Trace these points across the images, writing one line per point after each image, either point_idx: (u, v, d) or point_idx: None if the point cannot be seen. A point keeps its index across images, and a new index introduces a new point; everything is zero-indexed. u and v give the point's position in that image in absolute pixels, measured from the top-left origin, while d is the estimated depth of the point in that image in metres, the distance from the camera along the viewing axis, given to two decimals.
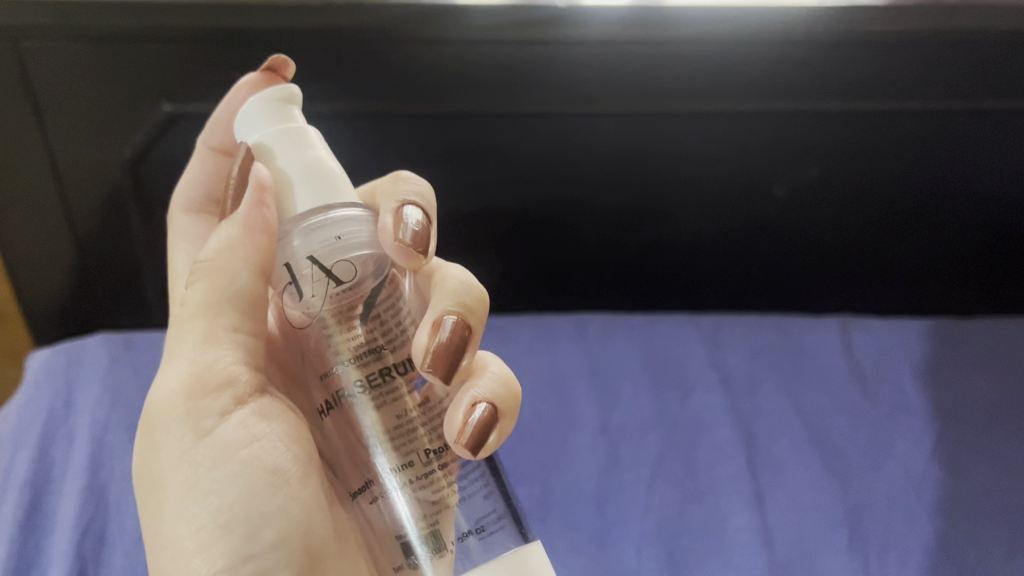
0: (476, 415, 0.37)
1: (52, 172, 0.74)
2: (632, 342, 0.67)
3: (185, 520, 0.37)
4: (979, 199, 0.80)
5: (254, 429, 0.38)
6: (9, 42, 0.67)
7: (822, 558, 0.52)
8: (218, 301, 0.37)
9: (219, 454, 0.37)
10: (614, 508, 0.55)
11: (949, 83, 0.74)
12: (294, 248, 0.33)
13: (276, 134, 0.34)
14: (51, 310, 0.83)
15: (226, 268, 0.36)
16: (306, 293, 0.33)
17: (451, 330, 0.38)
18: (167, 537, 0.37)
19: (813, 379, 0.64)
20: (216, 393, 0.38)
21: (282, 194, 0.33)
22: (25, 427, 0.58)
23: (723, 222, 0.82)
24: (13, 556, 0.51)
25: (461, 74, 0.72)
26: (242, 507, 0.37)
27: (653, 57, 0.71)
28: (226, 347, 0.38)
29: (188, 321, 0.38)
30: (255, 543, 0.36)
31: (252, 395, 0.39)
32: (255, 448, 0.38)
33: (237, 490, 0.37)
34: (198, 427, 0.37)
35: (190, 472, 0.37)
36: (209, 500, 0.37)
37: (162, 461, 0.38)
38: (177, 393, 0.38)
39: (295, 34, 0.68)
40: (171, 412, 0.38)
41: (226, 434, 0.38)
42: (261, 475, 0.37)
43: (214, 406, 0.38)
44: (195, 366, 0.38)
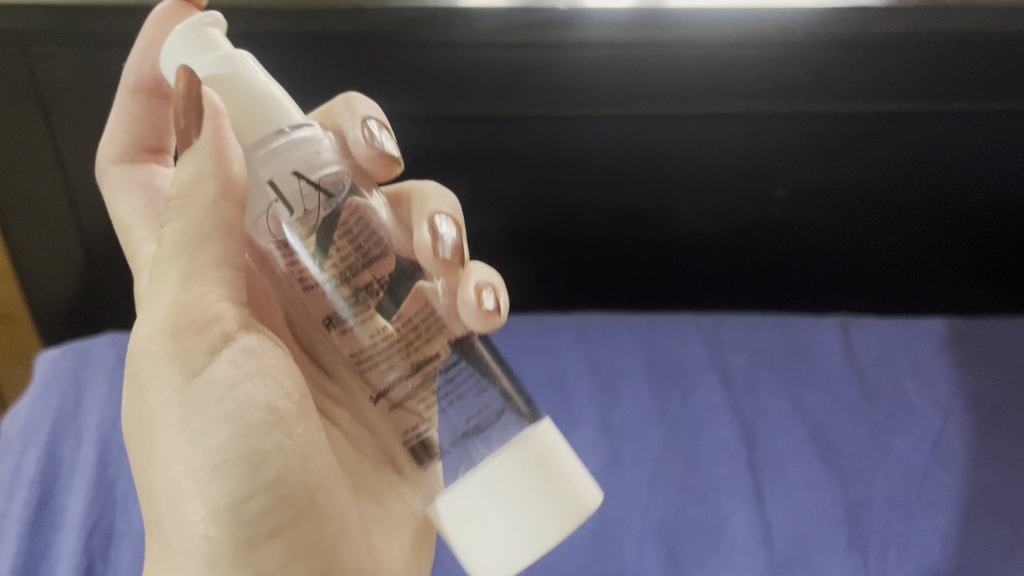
0: (483, 288, 0.43)
1: (60, 174, 0.75)
2: (633, 342, 0.67)
3: (183, 459, 0.38)
4: (979, 196, 0.81)
5: (246, 367, 0.40)
6: (17, 47, 0.68)
7: (820, 554, 0.53)
8: (195, 236, 0.37)
9: (209, 395, 0.39)
10: (615, 507, 0.56)
11: (957, 84, 0.74)
12: (281, 163, 0.35)
13: (228, 58, 0.36)
14: (59, 306, 0.85)
15: (201, 201, 0.36)
16: (300, 205, 0.36)
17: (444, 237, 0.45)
18: (161, 480, 0.39)
19: (814, 379, 0.64)
20: (202, 332, 0.39)
21: (248, 120, 0.35)
22: (35, 425, 0.59)
23: (724, 223, 0.82)
24: (22, 555, 0.51)
25: (464, 76, 0.72)
26: (239, 447, 0.39)
27: (658, 59, 0.71)
28: (209, 282, 0.39)
29: (162, 261, 0.38)
30: (257, 480, 0.39)
31: (239, 331, 0.40)
32: (248, 387, 0.40)
33: (231, 431, 0.39)
34: (189, 367, 0.39)
35: (181, 413, 0.39)
36: (204, 441, 0.39)
37: (151, 406, 0.39)
38: (162, 332, 0.39)
39: (297, 38, 0.69)
40: (158, 354, 0.39)
41: (217, 373, 0.39)
42: (256, 413, 0.40)
43: (201, 344, 0.39)
44: (179, 304, 0.38)
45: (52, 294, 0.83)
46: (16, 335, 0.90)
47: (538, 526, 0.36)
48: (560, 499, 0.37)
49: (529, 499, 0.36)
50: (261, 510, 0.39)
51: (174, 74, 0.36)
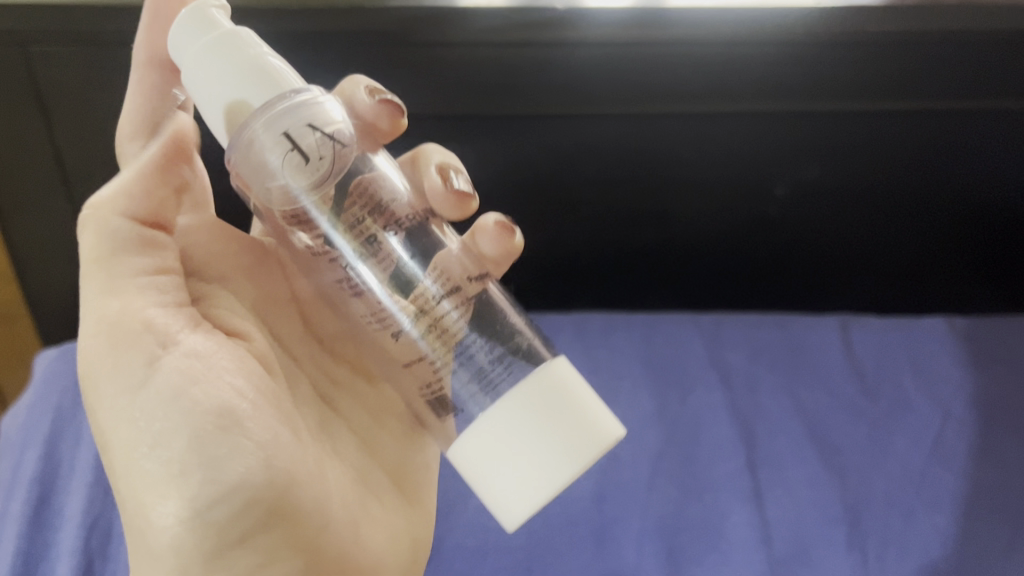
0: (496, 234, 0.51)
1: (59, 174, 0.75)
2: (632, 340, 0.67)
3: (137, 470, 0.39)
4: (979, 195, 0.81)
5: (189, 371, 0.40)
6: (16, 48, 0.68)
7: (819, 552, 0.53)
8: (107, 252, 0.41)
9: (152, 407, 0.39)
10: (614, 506, 0.55)
11: (957, 84, 0.74)
12: (295, 113, 0.37)
13: (237, 33, 0.37)
14: (59, 305, 0.85)
15: (106, 220, 0.41)
16: (316, 153, 0.37)
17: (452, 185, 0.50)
18: (126, 490, 0.40)
19: (813, 377, 0.64)
20: (138, 345, 0.40)
21: (258, 82, 0.36)
22: (35, 424, 0.59)
23: (723, 222, 0.82)
24: (21, 553, 0.51)
25: (465, 75, 0.72)
26: (191, 455, 0.39)
27: (659, 58, 0.71)
28: (133, 292, 0.41)
29: (96, 275, 0.41)
30: (214, 487, 0.39)
31: (181, 331, 0.41)
32: (197, 392, 0.40)
33: (181, 440, 0.39)
34: (130, 382, 0.40)
35: (127, 430, 0.40)
36: (157, 454, 0.39)
37: (105, 419, 0.40)
38: (104, 352, 0.40)
39: (296, 37, 0.69)
40: (103, 370, 0.40)
41: (157, 383, 0.40)
42: (203, 418, 0.40)
43: (138, 359, 0.40)
44: (117, 320, 0.40)
45: (53, 293, 0.84)
46: (15, 334, 0.90)
47: (553, 452, 0.36)
48: (574, 425, 0.36)
49: (540, 424, 0.36)
50: (227, 514, 0.39)
51: (184, 55, 0.37)
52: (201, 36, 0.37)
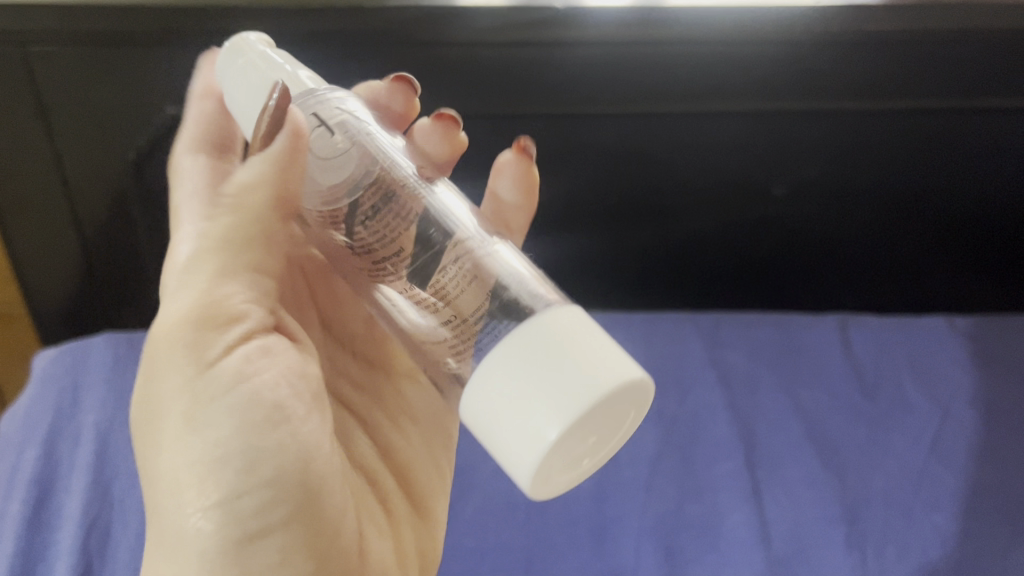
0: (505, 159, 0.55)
1: (58, 176, 0.75)
2: (631, 339, 0.67)
3: (182, 448, 0.39)
4: (978, 196, 0.81)
5: (256, 364, 0.41)
6: (16, 48, 0.68)
7: (817, 551, 0.53)
8: (241, 237, 0.40)
9: (219, 387, 0.40)
10: (613, 506, 0.55)
11: (956, 83, 0.74)
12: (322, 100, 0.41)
13: (274, 55, 0.43)
14: (57, 305, 0.85)
15: (255, 209, 0.40)
16: (338, 130, 0.40)
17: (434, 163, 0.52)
18: (164, 468, 0.40)
19: (811, 376, 0.64)
20: (221, 327, 0.41)
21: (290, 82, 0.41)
22: (33, 424, 0.58)
23: (722, 223, 0.83)
24: (20, 553, 0.51)
25: (463, 74, 0.72)
26: (240, 442, 0.40)
27: (657, 57, 0.71)
28: (239, 281, 0.41)
29: (200, 255, 0.41)
30: (251, 479, 0.39)
31: (258, 331, 0.42)
32: (258, 383, 0.41)
33: (232, 424, 0.40)
34: (203, 358, 0.40)
35: (187, 406, 0.40)
36: (207, 434, 0.39)
37: (163, 394, 0.40)
38: (185, 327, 0.40)
39: (294, 36, 0.69)
40: (178, 344, 0.40)
41: (228, 367, 0.40)
42: (261, 411, 0.40)
43: (219, 339, 0.40)
44: (206, 298, 0.40)
45: (52, 292, 0.83)
46: (15, 333, 0.90)
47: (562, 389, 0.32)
48: (594, 359, 0.33)
49: (555, 357, 0.33)
50: (254, 507, 0.39)
51: (233, 79, 0.43)
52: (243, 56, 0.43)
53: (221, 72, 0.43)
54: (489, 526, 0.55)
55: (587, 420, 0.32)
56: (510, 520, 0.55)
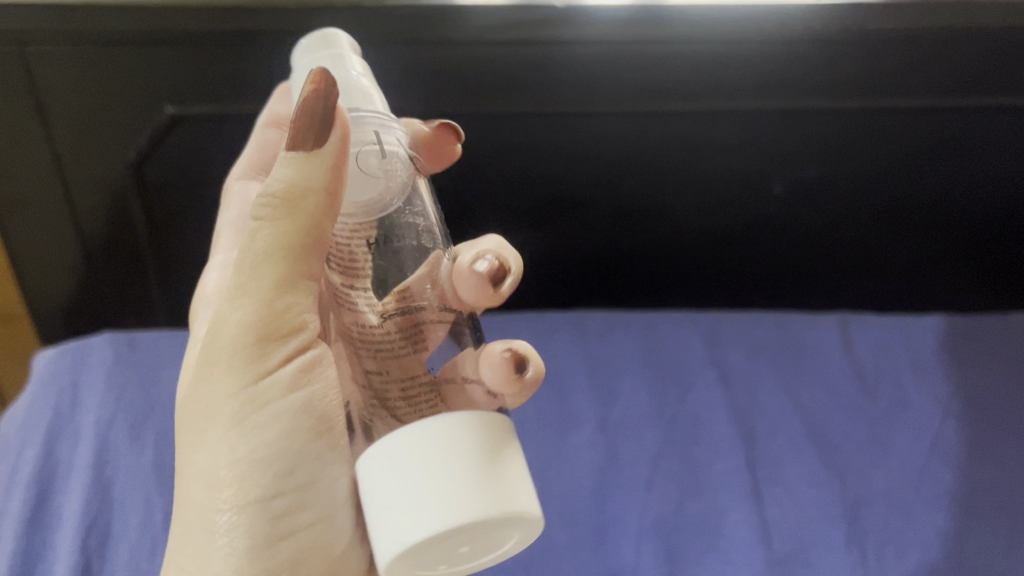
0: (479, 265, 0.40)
1: (57, 175, 0.75)
2: (631, 338, 0.67)
3: (228, 445, 0.38)
4: (978, 195, 0.81)
5: (310, 377, 0.39)
6: (15, 47, 0.68)
7: (818, 551, 0.53)
8: (296, 245, 0.35)
9: (274, 394, 0.38)
10: (612, 505, 0.55)
11: (955, 81, 0.74)
12: (384, 120, 0.35)
13: (342, 53, 0.37)
14: (56, 304, 0.84)
15: (310, 211, 0.34)
16: (391, 156, 0.35)
17: (489, 267, 0.40)
18: (200, 462, 0.38)
19: (812, 376, 0.64)
20: (283, 339, 0.38)
21: (355, 90, 0.35)
22: (32, 424, 0.57)
23: (721, 221, 0.82)
24: (20, 553, 0.50)
25: (461, 73, 0.72)
26: (284, 445, 0.38)
27: (655, 55, 0.71)
28: (300, 293, 0.37)
29: (259, 260, 0.36)
30: (290, 481, 0.38)
31: (316, 341, 0.39)
32: (309, 393, 0.39)
33: (282, 427, 0.38)
34: (262, 368, 0.37)
35: (238, 408, 0.38)
36: (253, 436, 0.38)
37: (209, 395, 0.38)
38: (245, 333, 0.37)
39: (291, 35, 0.69)
40: (234, 347, 0.37)
41: (286, 377, 0.38)
42: (310, 421, 0.38)
43: (278, 351, 0.38)
44: (269, 309, 0.37)
45: (53, 292, 0.83)
46: (14, 332, 0.89)
47: (443, 492, 0.30)
48: (487, 483, 0.30)
49: (448, 460, 0.30)
50: (287, 508, 0.38)
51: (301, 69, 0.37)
52: (322, 52, 0.36)
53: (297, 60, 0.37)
54: None
55: (453, 540, 0.30)
56: None
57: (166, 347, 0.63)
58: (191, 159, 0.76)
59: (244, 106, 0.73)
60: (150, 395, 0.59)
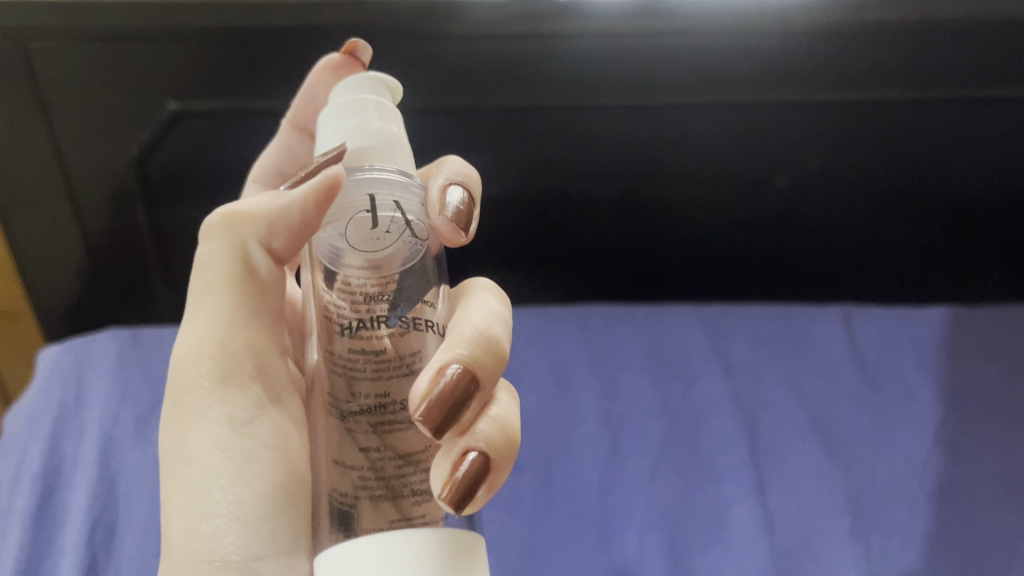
0: (446, 383, 0.30)
1: (59, 172, 0.75)
2: (634, 332, 0.67)
3: (201, 504, 0.33)
4: (981, 190, 0.81)
5: (284, 433, 0.36)
6: (16, 44, 0.68)
7: (823, 544, 0.52)
8: (237, 279, 0.36)
9: (252, 444, 0.35)
10: (616, 499, 0.55)
11: (954, 72, 0.76)
12: (389, 183, 0.32)
13: (383, 99, 0.34)
14: (55, 310, 0.84)
15: (250, 244, 0.36)
16: (387, 224, 0.31)
17: (456, 379, 0.31)
18: (179, 519, 0.34)
19: (814, 366, 0.64)
20: (246, 383, 0.36)
21: (370, 140, 0.32)
22: (36, 422, 0.57)
23: (724, 214, 0.82)
24: (24, 550, 0.50)
25: (463, 70, 0.73)
26: (267, 502, 0.34)
27: (657, 49, 0.73)
28: (257, 330, 0.36)
29: (215, 293, 0.36)
30: (270, 546, 0.34)
31: (284, 394, 0.37)
32: (283, 452, 0.36)
33: (260, 486, 0.34)
34: (235, 416, 0.35)
35: (216, 459, 0.34)
36: (232, 490, 0.34)
37: (185, 443, 0.34)
38: (210, 371, 0.35)
39: (302, 31, 0.71)
40: (199, 391, 0.35)
41: (261, 429, 0.35)
42: (287, 482, 0.35)
43: (244, 397, 0.35)
44: (228, 346, 0.35)
45: (53, 294, 0.82)
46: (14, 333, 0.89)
47: None
48: None
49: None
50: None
51: (328, 111, 0.34)
52: (363, 94, 0.33)
53: (330, 95, 0.34)
54: (492, 518, 0.54)
55: None
56: (516, 511, 0.54)
57: (172, 345, 0.63)
58: (192, 156, 0.76)
59: (247, 102, 0.74)
60: (153, 393, 0.59)
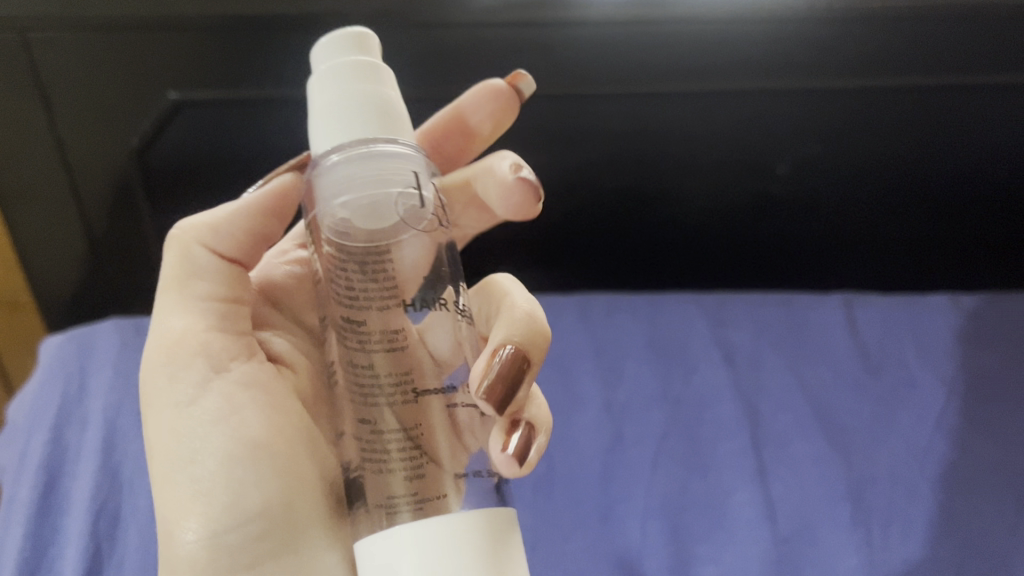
0: (502, 360, 0.31)
1: (59, 163, 0.75)
2: (634, 321, 0.67)
3: (169, 488, 0.34)
4: (982, 175, 0.81)
5: (238, 401, 0.35)
6: (15, 35, 0.69)
7: (824, 531, 0.53)
8: (191, 270, 0.36)
9: (197, 421, 0.34)
10: (617, 485, 0.55)
11: (954, 58, 0.76)
12: (419, 156, 0.30)
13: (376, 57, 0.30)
14: (58, 302, 0.84)
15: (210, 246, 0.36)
16: (428, 201, 0.31)
17: (509, 356, 0.32)
18: (161, 501, 0.34)
19: (815, 353, 0.64)
20: (188, 363, 0.35)
21: (365, 116, 0.29)
22: (38, 411, 0.57)
23: (725, 202, 0.82)
24: (29, 538, 0.50)
25: (462, 58, 0.74)
26: (222, 474, 0.33)
27: (656, 37, 0.73)
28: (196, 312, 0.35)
29: (168, 288, 0.36)
30: (235, 515, 0.33)
31: (233, 360, 0.36)
32: (235, 421, 0.34)
33: (213, 460, 0.33)
34: (178, 398, 0.34)
35: (171, 442, 0.34)
36: (192, 470, 0.33)
37: (151, 431, 0.35)
38: (158, 360, 0.35)
39: (303, 19, 0.71)
40: (154, 381, 0.35)
41: (208, 405, 0.34)
42: (240, 451, 0.34)
43: (188, 376, 0.35)
44: (168, 335, 0.35)
45: (55, 286, 0.82)
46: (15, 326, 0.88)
47: None
48: None
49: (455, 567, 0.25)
50: (241, 541, 0.33)
51: (326, 77, 0.29)
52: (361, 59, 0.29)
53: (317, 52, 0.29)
54: None
55: None
56: (518, 499, 0.54)
57: None
58: (192, 147, 0.76)
59: (248, 92, 0.73)
60: None
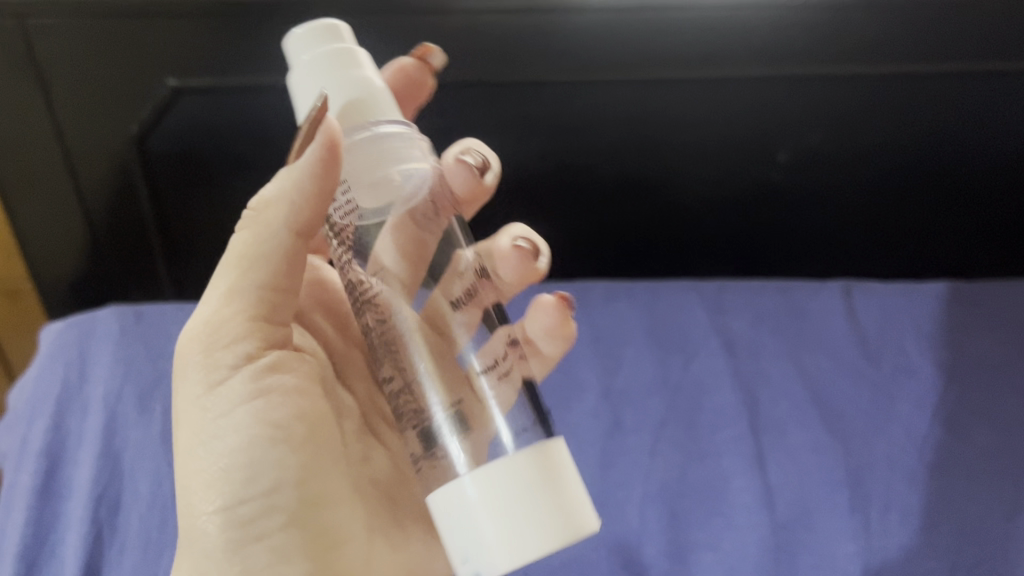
0: None
1: (60, 149, 0.75)
2: (633, 309, 0.66)
3: (194, 462, 0.35)
4: (982, 164, 0.81)
5: (267, 384, 0.36)
6: (15, 22, 0.69)
7: (821, 517, 0.53)
8: (260, 252, 0.35)
9: (226, 402, 0.35)
10: (616, 471, 0.55)
11: (959, 48, 0.75)
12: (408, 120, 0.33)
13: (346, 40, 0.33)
14: (60, 287, 0.84)
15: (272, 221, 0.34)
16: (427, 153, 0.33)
17: None
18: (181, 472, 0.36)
19: (813, 340, 0.64)
20: (229, 346, 0.35)
21: (355, 91, 0.31)
22: (40, 397, 0.58)
23: (724, 189, 0.82)
24: (33, 522, 0.51)
25: (462, 45, 0.73)
26: (243, 453, 0.35)
27: (658, 24, 0.72)
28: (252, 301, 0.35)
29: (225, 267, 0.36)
30: (254, 487, 0.35)
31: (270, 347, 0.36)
32: (261, 404, 0.35)
33: (235, 440, 0.35)
34: (209, 378, 0.35)
35: (199, 418, 0.35)
36: (212, 446, 0.35)
37: (179, 402, 0.36)
38: (195, 339, 0.36)
39: (299, 6, 0.70)
40: (187, 357, 0.36)
41: (237, 388, 0.35)
42: (262, 434, 0.35)
43: (225, 358, 0.35)
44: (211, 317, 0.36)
45: (56, 272, 0.83)
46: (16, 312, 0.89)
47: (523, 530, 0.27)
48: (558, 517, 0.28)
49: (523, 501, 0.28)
50: (252, 515, 0.35)
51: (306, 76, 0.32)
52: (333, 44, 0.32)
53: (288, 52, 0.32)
54: None
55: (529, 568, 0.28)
56: None
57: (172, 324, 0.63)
58: (192, 133, 0.76)
59: (246, 79, 0.73)
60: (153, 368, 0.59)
